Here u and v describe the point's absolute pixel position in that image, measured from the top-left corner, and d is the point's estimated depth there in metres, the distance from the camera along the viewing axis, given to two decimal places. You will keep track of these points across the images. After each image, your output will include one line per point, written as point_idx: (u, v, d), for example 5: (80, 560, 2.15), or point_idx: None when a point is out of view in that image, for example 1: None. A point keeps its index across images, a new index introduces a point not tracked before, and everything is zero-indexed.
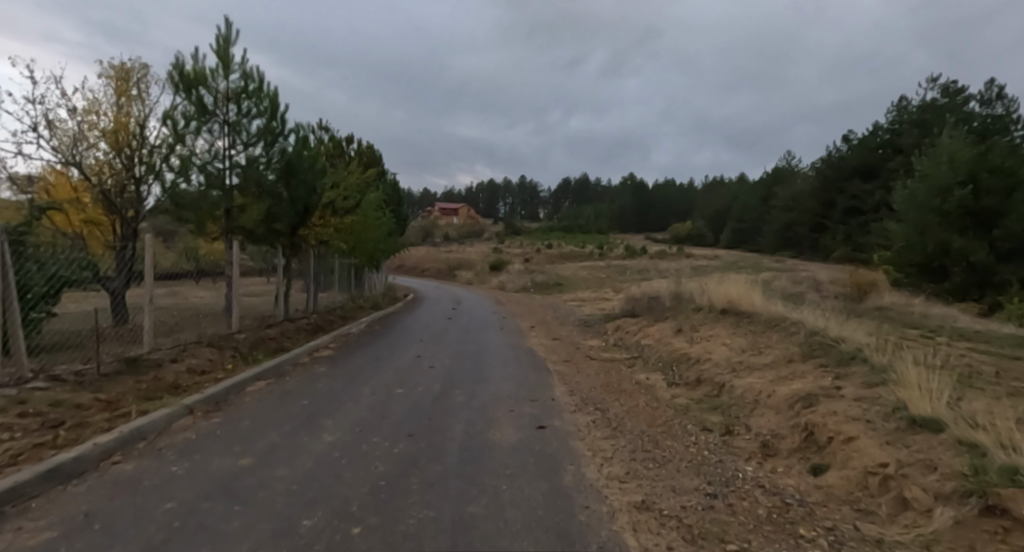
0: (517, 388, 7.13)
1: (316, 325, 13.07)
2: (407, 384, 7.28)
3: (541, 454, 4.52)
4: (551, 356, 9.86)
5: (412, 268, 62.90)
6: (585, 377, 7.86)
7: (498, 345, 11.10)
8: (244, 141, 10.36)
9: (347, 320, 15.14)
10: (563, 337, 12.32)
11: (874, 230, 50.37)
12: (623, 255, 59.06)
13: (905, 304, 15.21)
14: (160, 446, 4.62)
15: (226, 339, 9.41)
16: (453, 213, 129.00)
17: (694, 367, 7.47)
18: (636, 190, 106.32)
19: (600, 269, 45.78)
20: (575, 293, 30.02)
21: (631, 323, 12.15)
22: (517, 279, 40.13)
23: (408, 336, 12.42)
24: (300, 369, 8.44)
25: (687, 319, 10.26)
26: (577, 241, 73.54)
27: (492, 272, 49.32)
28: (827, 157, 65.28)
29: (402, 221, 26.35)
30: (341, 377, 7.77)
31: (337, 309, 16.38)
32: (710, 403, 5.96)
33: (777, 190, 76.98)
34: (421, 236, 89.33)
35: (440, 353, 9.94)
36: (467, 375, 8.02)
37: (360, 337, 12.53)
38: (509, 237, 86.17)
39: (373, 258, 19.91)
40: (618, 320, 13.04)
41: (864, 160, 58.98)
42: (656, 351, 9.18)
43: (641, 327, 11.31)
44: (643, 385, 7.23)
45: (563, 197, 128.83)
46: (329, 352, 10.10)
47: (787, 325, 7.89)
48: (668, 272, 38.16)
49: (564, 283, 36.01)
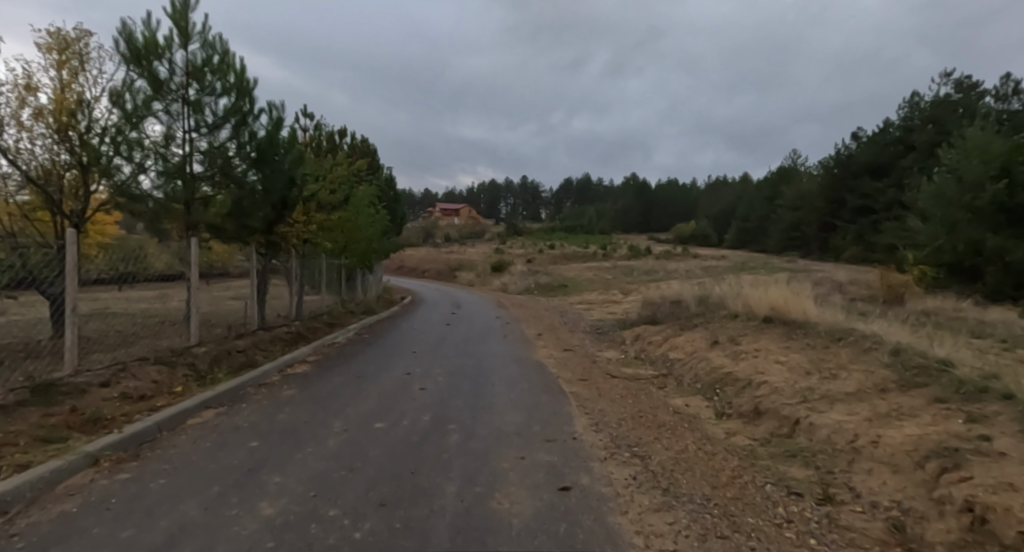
0: (525, 420, 5.70)
1: (297, 334, 11.63)
2: (389, 415, 5.86)
3: (570, 543, 3.08)
4: (564, 373, 8.43)
5: (412, 269, 61.38)
6: (609, 403, 6.43)
7: (501, 358, 9.66)
8: (207, 122, 8.95)
9: (334, 327, 13.71)
10: (577, 348, 10.88)
11: (888, 229, 48.81)
12: (629, 256, 57.53)
13: (952, 308, 13.75)
14: (15, 530, 3.17)
15: (181, 355, 7.97)
16: (454, 214, 127.50)
17: (746, 392, 6.04)
18: (640, 190, 104.86)
19: (605, 270, 44.31)
20: (582, 295, 28.62)
21: (653, 331, 10.71)
22: (519, 281, 38.58)
23: (401, 347, 11.04)
24: (263, 392, 7.00)
25: (723, 328, 8.82)
26: (580, 242, 72.23)
27: (494, 274, 47.80)
28: (837, 155, 63.66)
29: (399, 220, 24.94)
30: (309, 405, 6.33)
31: (324, 315, 14.93)
32: (784, 449, 4.51)
33: (784, 189, 75.35)
34: (423, 236, 88.00)
35: (435, 370, 8.53)
36: (466, 400, 6.60)
37: (346, 347, 11.11)
38: (511, 237, 84.90)
39: (365, 259, 18.48)
40: (637, 328, 11.61)
41: (876, 158, 57.49)
42: (691, 368, 7.75)
43: (666, 337, 9.86)
44: (684, 417, 5.79)
45: (565, 197, 127.29)
46: (307, 369, 8.69)
47: (857, 340, 6.47)
48: (677, 273, 36.71)
49: (569, 285, 34.52)
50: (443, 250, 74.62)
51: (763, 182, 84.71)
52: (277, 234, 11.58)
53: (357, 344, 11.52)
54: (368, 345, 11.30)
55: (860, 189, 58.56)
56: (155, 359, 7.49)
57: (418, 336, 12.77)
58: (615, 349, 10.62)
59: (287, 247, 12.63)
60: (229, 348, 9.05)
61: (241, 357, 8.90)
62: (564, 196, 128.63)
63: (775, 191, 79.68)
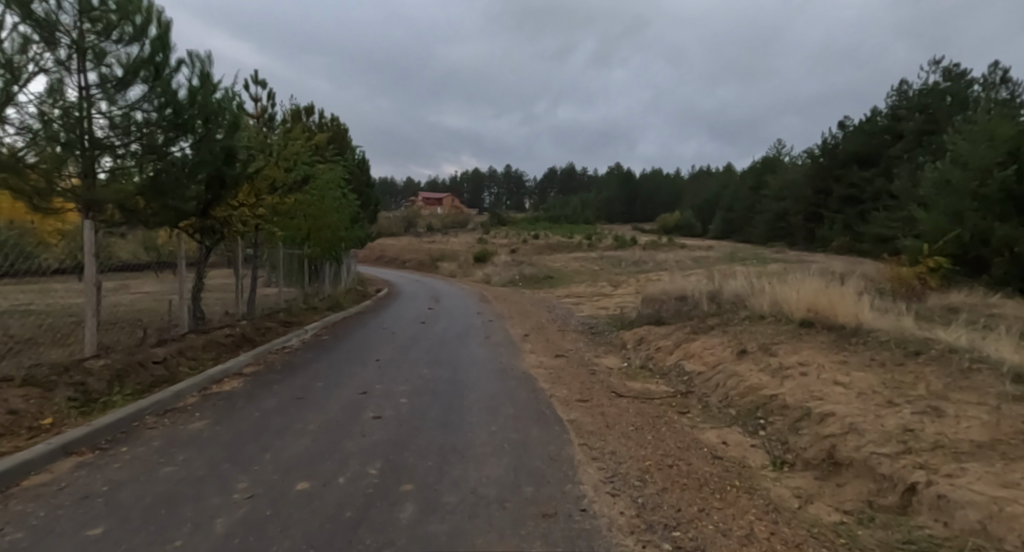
0: (508, 472, 4.12)
1: (240, 337, 9.86)
2: (320, 467, 4.19)
3: None
4: (557, 390, 6.83)
5: (392, 260, 59.37)
6: (622, 440, 4.89)
7: (479, 368, 8.09)
8: (112, 77, 7.24)
9: (291, 328, 11.97)
10: (571, 354, 9.35)
11: (877, 219, 48.06)
12: (614, 247, 56.15)
13: (982, 304, 12.37)
14: None
15: (68, 373, 6.19)
16: (437, 204, 125.25)
17: (807, 429, 4.49)
18: (624, 179, 103.55)
19: (591, 261, 42.90)
20: (570, 288, 27.13)
21: (659, 334, 9.18)
22: (502, 272, 36.94)
23: (365, 352, 9.42)
24: (163, 425, 5.26)
25: (749, 334, 7.31)
26: (564, 232, 70.69)
27: (476, 264, 46.08)
28: (824, 144, 62.77)
29: (371, 206, 23.11)
30: (216, 447, 4.62)
31: (280, 311, 13.17)
32: (907, 539, 2.95)
33: (770, 178, 74.48)
34: (404, 225, 85.86)
35: (398, 387, 6.92)
36: (431, 438, 4.96)
37: (298, 353, 9.40)
38: (493, 227, 83.13)
39: (332, 249, 16.75)
40: (638, 329, 10.10)
41: (864, 147, 56.62)
42: (718, 385, 6.21)
43: (676, 343, 8.33)
44: (730, 466, 4.21)
45: (549, 186, 125.64)
46: (239, 385, 7.00)
47: (944, 357, 5.01)
48: (665, 264, 35.34)
49: (554, 277, 32.94)
50: (424, 240, 72.67)
51: (748, 171, 83.86)
52: (215, 218, 9.90)
53: (314, 348, 9.90)
54: (328, 350, 9.68)
55: (848, 178, 57.76)
56: (24, 380, 5.70)
57: (389, 337, 11.17)
58: (616, 356, 9.07)
59: (232, 235, 10.93)
60: (141, 359, 7.29)
61: (157, 373, 7.16)
62: (548, 185, 126.93)
63: (760, 180, 78.85)
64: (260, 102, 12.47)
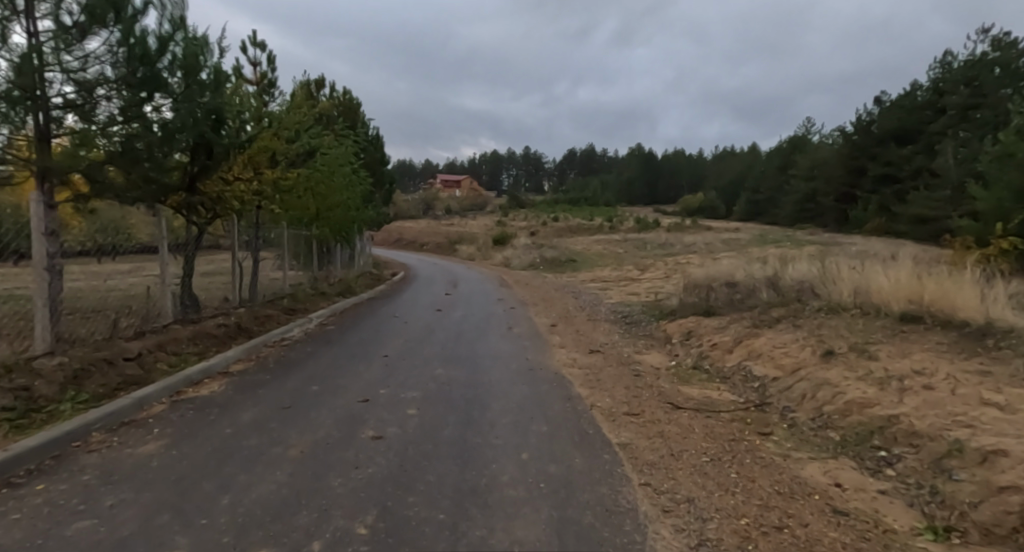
0: (550, 535, 2.94)
1: (234, 327, 8.81)
2: (291, 524, 3.03)
3: None
4: (599, 398, 5.64)
5: (410, 242, 58.49)
6: (696, 479, 3.65)
7: (503, 368, 6.92)
8: (71, 23, 6.15)
9: (295, 315, 10.93)
10: (609, 350, 8.14)
11: (915, 199, 45.81)
12: (637, 229, 54.56)
13: None
14: None
15: (8, 377, 5.13)
16: (455, 186, 124.04)
17: (967, 476, 3.22)
18: (647, 160, 101.08)
19: (614, 244, 41.49)
20: (594, 272, 25.80)
21: (712, 328, 7.91)
22: (522, 255, 35.79)
23: (372, 346, 8.32)
24: (108, 446, 4.16)
25: (832, 332, 6.02)
26: (585, 214, 69.13)
27: (495, 247, 44.97)
28: (858, 121, 60.11)
29: (385, 185, 21.97)
30: (162, 485, 3.49)
31: (285, 297, 12.14)
32: None
33: (799, 158, 71.76)
34: (422, 207, 84.78)
35: (405, 393, 5.78)
36: (443, 472, 3.79)
37: (297, 346, 8.32)
38: (512, 209, 81.75)
39: (342, 231, 15.69)
40: (683, 321, 8.85)
41: (902, 124, 53.95)
42: (805, 395, 4.93)
43: (736, 340, 7.05)
44: (866, 529, 2.96)
45: (569, 168, 123.54)
46: (220, 388, 5.90)
47: None
48: (694, 247, 33.76)
49: (578, 260, 31.62)
50: (443, 223, 71.67)
51: (775, 150, 81.17)
52: (204, 193, 8.83)
53: (316, 339, 8.83)
54: (333, 342, 8.62)
55: (884, 157, 55.23)
56: None
57: (402, 328, 10.10)
58: (661, 353, 7.83)
59: (226, 215, 9.86)
60: (108, 356, 6.22)
61: (128, 371, 6.08)
62: (568, 166, 124.86)
63: (788, 159, 76.27)
64: (259, 67, 11.31)
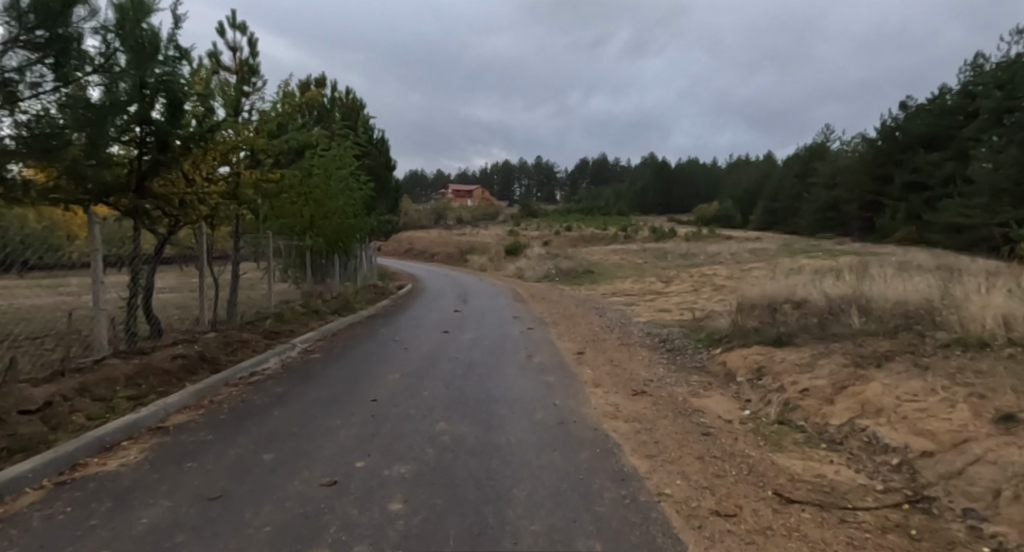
0: None
1: (195, 358, 7.23)
2: None
3: None
4: (671, 480, 3.95)
5: (420, 252, 57.00)
6: None
7: (526, 424, 5.24)
8: None
9: (279, 339, 9.37)
10: (659, 394, 6.45)
11: (948, 207, 43.64)
12: (653, 238, 52.84)
13: None
14: None
15: None
16: (467, 196, 122.78)
17: None
18: (661, 169, 99.38)
19: (631, 254, 39.78)
20: (614, 285, 24.13)
21: (792, 366, 6.19)
22: (536, 266, 34.12)
23: (360, 384, 6.70)
24: None
25: (992, 386, 4.32)
26: (598, 224, 67.47)
27: (508, 258, 43.37)
28: (884, 126, 58.01)
29: (388, 191, 20.45)
30: None
31: (270, 318, 10.58)
32: None
33: (820, 165, 69.75)
34: (433, 217, 83.50)
35: (390, 469, 4.11)
36: None
37: (268, 383, 6.67)
38: (524, 219, 80.23)
39: (339, 241, 14.16)
40: (748, 354, 7.13)
41: (930, 129, 51.93)
42: (999, 492, 3.22)
43: (836, 385, 5.32)
44: None
45: (581, 178, 122.22)
46: (141, 454, 4.27)
47: None
48: (716, 258, 31.99)
49: (595, 271, 29.98)
50: (454, 232, 70.32)
51: (795, 158, 79.04)
52: (158, 194, 7.23)
53: (294, 373, 7.24)
54: (314, 377, 7.03)
55: (911, 163, 53.06)
56: None
57: (401, 357, 8.48)
58: (728, 398, 6.12)
59: (192, 222, 8.32)
60: None
61: (20, 431, 4.45)
62: (580, 175, 123.36)
63: (808, 166, 74.10)
64: (239, 52, 9.72)
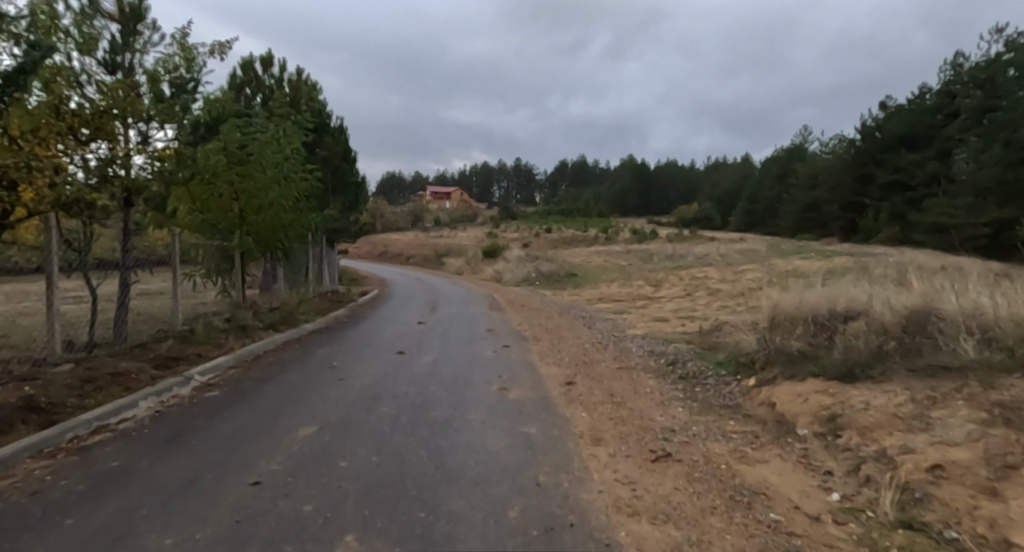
0: None
1: (14, 408, 4.96)
2: None
3: None
4: None
5: (395, 255, 54.65)
6: None
7: (490, 539, 3.13)
8: None
9: (173, 370, 7.13)
10: (690, 460, 4.38)
11: (934, 207, 42.60)
12: (635, 240, 51.25)
13: None
14: None
15: None
16: (445, 198, 120.44)
17: None
18: (640, 170, 98.17)
19: (614, 256, 38.01)
20: (599, 289, 22.20)
21: (891, 419, 4.13)
22: (515, 269, 32.09)
23: (250, 448, 4.53)
24: None
25: None
26: (578, 225, 65.75)
27: (485, 260, 41.29)
28: (865, 126, 57.26)
29: (347, 188, 18.28)
30: None
31: (173, 338, 8.32)
32: None
33: (800, 165, 68.96)
34: (410, 219, 81.11)
35: None
36: None
37: (107, 448, 4.44)
38: (502, 220, 78.26)
39: (275, 240, 11.97)
40: (805, 392, 5.10)
41: (912, 128, 51.22)
42: None
43: (991, 463, 3.33)
44: None
45: (561, 179, 120.87)
46: None
47: None
48: (704, 259, 30.29)
49: (577, 274, 28.03)
50: (431, 234, 68.01)
51: (776, 158, 78.17)
52: None
53: (163, 427, 5.02)
54: (187, 434, 4.83)
55: (894, 163, 52.25)
56: None
57: (331, 395, 6.33)
58: (797, 470, 4.06)
59: (39, 212, 6.04)
60: None
61: None
62: (559, 177, 121.83)
63: (788, 167, 73.29)
64: None
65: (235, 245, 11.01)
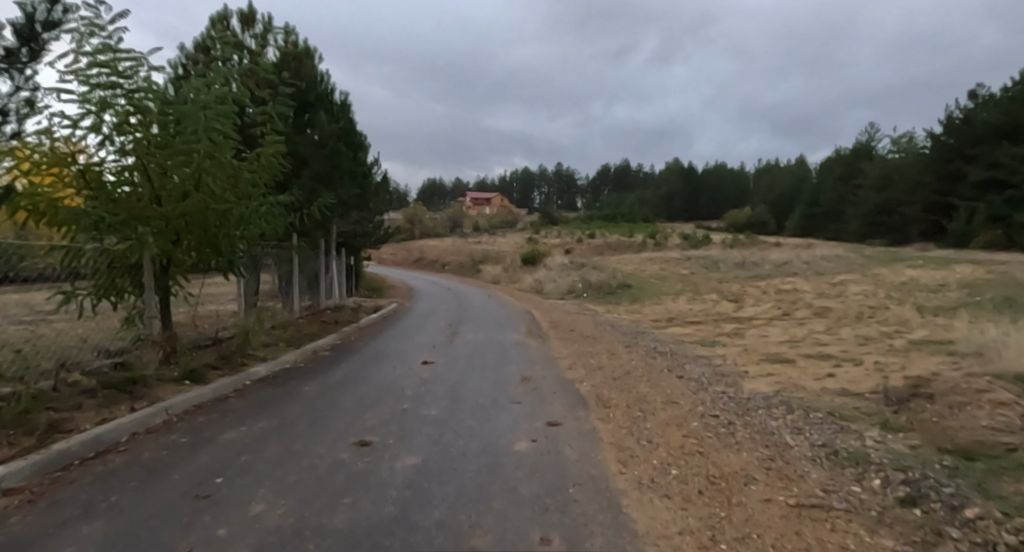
0: None
1: None
2: None
3: None
4: None
5: (428, 261, 51.24)
6: None
7: None
8: None
9: None
10: None
11: None
12: (690, 246, 46.39)
13: None
14: None
15: None
16: (485, 203, 116.98)
17: None
18: (689, 171, 92.43)
19: (671, 263, 33.31)
20: (664, 306, 17.82)
21: None
22: (559, 278, 27.94)
23: None
24: None
25: None
26: (623, 231, 61.21)
27: (525, 268, 37.24)
28: (951, 117, 50.76)
29: (349, 180, 14.56)
30: None
31: None
32: None
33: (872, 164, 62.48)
34: (449, 224, 77.86)
35: None
36: None
37: None
38: (543, 226, 74.22)
39: (209, 242, 8.17)
40: None
41: (1011, 117, 44.65)
42: None
43: None
44: None
45: (603, 183, 116.19)
46: None
47: None
48: (784, 268, 25.45)
49: (633, 285, 23.72)
50: (469, 241, 64.40)
51: (841, 157, 71.64)
52: None
53: None
54: None
55: (990, 158, 45.71)
56: None
57: None
58: None
59: None
60: None
61: None
62: (602, 181, 116.98)
63: (856, 165, 66.71)
64: None
65: (129, 247, 7.19)
